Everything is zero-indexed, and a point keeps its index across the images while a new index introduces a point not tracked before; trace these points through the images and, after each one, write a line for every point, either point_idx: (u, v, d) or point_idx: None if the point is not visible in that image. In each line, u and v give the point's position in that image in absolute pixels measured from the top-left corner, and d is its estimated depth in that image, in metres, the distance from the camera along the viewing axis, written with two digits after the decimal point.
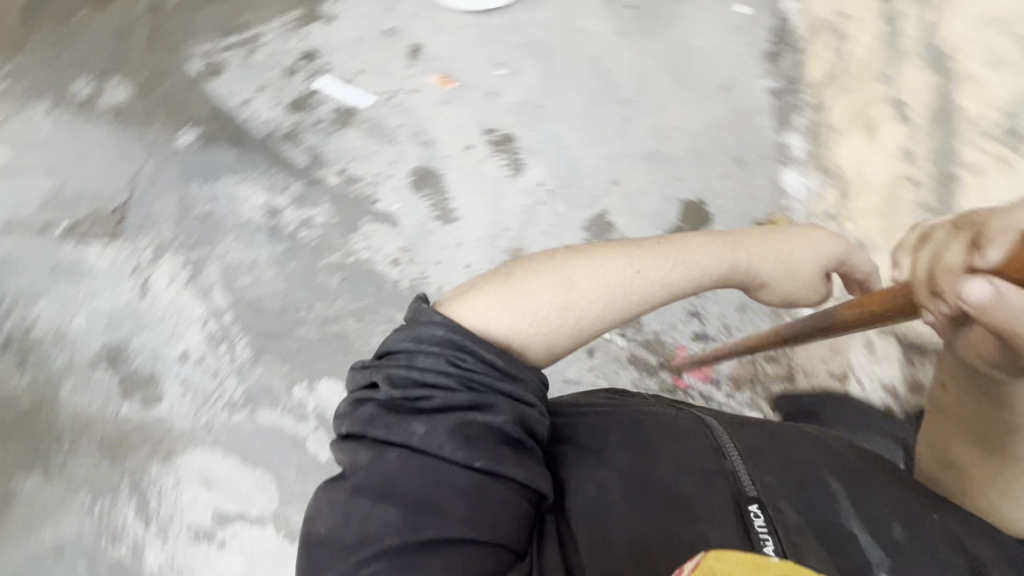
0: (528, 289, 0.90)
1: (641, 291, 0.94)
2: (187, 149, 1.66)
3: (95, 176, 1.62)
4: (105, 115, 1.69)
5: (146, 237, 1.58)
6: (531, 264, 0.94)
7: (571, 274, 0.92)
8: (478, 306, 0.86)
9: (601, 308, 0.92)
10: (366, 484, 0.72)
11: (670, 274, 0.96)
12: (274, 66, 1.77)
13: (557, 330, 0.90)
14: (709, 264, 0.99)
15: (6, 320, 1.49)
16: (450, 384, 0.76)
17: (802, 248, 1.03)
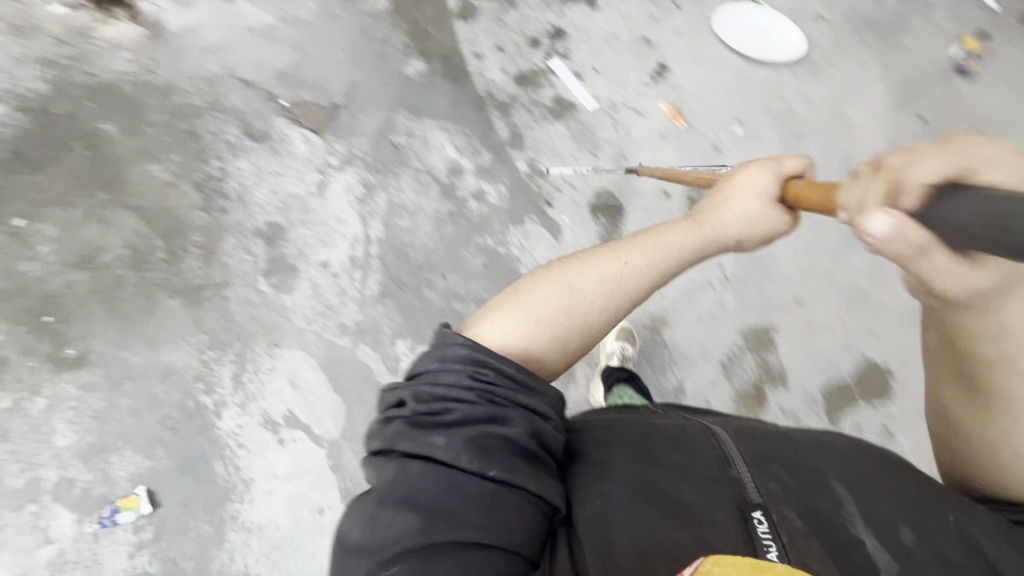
0: (529, 301, 0.83)
1: (634, 275, 0.86)
2: (412, 79, 1.70)
3: (329, 70, 1.72)
4: (361, 19, 1.78)
5: (343, 144, 1.66)
6: (526, 283, 0.87)
7: (567, 277, 0.85)
8: (493, 325, 0.81)
9: (602, 298, 0.85)
10: (389, 493, 0.67)
11: (645, 253, 0.88)
12: (521, 33, 1.74)
13: (565, 330, 0.82)
14: (675, 249, 0.90)
15: (210, 162, 1.66)
16: (470, 397, 0.71)
17: (736, 198, 0.92)
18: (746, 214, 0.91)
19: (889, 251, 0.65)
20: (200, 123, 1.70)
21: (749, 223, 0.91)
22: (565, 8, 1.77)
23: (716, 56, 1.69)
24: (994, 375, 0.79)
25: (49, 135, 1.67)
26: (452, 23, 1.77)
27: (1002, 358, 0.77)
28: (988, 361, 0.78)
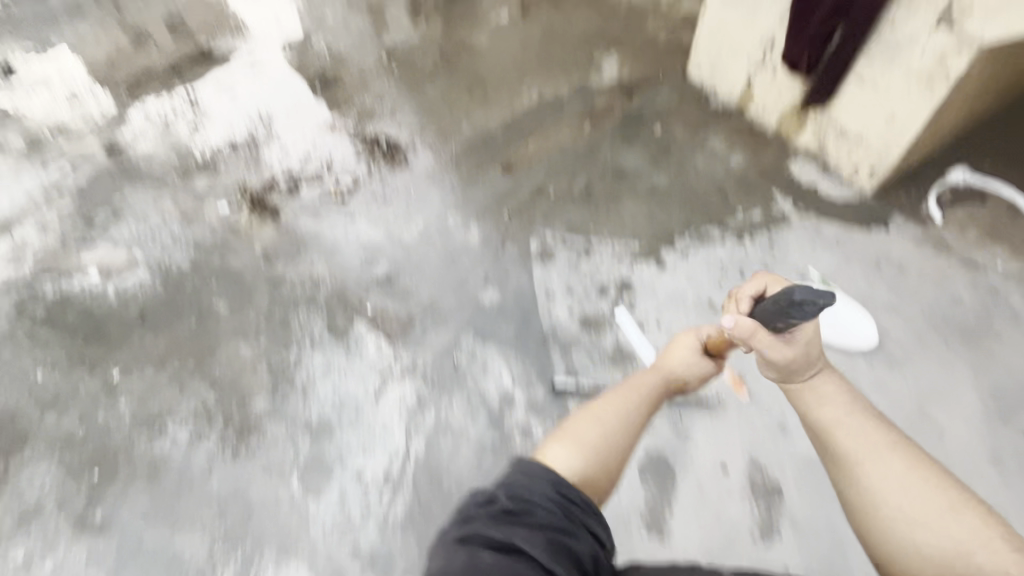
0: (578, 436, 1.22)
1: (636, 409, 1.32)
2: (485, 306, 1.87)
3: (415, 288, 1.95)
4: (453, 250, 2.05)
5: (409, 355, 1.78)
6: (570, 426, 1.26)
7: (594, 415, 1.27)
8: (557, 455, 1.18)
9: (623, 424, 1.28)
10: (472, 558, 0.86)
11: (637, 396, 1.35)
12: (592, 280, 1.91)
13: (606, 452, 1.21)
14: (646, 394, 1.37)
15: (289, 350, 1.82)
16: (552, 508, 0.97)
17: (675, 354, 1.43)
18: (683, 362, 1.40)
19: (746, 338, 1.09)
20: (294, 314, 1.91)
21: (690, 369, 1.40)
22: (637, 264, 1.93)
23: None
24: (840, 447, 1.03)
25: (175, 306, 1.98)
26: (532, 262, 1.97)
27: (841, 431, 1.05)
28: (836, 437, 1.05)
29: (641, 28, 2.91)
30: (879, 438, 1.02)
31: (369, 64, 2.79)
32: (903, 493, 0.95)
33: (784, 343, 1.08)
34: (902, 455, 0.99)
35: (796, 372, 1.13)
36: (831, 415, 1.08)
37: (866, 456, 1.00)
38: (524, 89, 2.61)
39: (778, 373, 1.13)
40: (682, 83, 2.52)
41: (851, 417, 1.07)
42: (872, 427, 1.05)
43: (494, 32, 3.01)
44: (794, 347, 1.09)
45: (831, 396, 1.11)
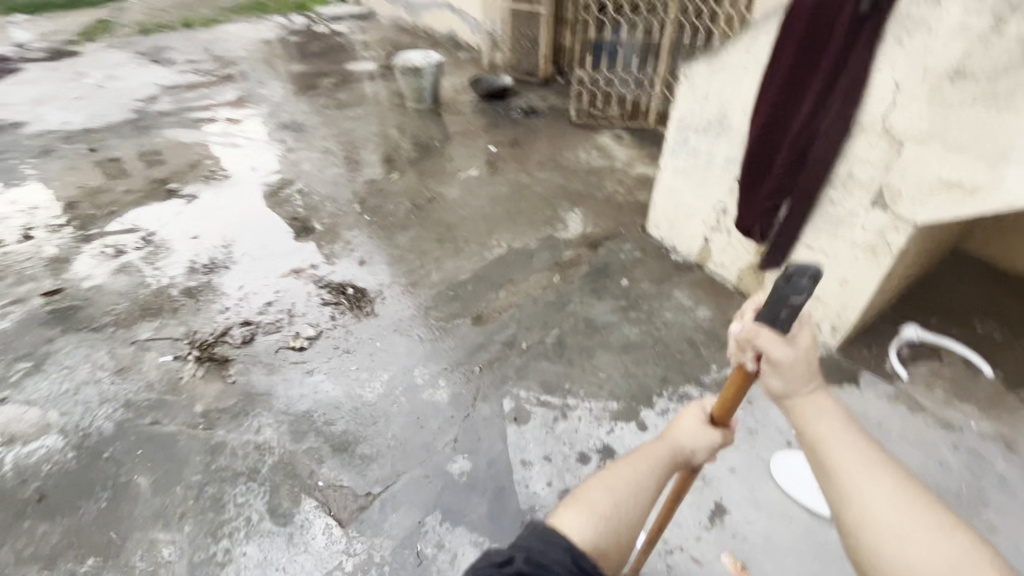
0: (588, 501, 1.08)
1: (647, 481, 1.17)
2: (454, 478, 1.68)
3: (375, 455, 1.75)
4: (419, 408, 1.90)
5: (364, 544, 1.54)
6: (580, 491, 1.12)
7: (604, 481, 1.13)
8: (565, 521, 1.05)
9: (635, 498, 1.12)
10: None
11: (646, 465, 1.19)
12: (570, 445, 1.77)
13: (619, 520, 1.07)
14: (655, 463, 1.21)
15: (221, 541, 1.56)
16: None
17: (683, 426, 1.27)
18: (693, 435, 1.24)
19: (760, 345, 0.96)
20: (230, 492, 1.67)
21: (697, 441, 1.24)
22: (615, 425, 1.83)
23: (780, 504, 1.61)
24: (832, 458, 0.93)
25: (85, 484, 1.69)
26: (504, 424, 1.84)
27: (834, 444, 0.94)
28: (829, 450, 0.94)
29: (601, 188, 3.17)
30: (869, 451, 0.93)
31: (337, 218, 2.95)
32: (893, 508, 0.85)
33: (788, 346, 0.95)
34: (894, 476, 0.89)
35: (794, 385, 0.99)
36: (825, 431, 0.95)
37: (857, 468, 0.90)
38: (493, 243, 2.72)
39: (779, 385, 0.99)
40: (643, 240, 2.68)
41: (842, 430, 0.96)
42: (863, 442, 0.95)
43: (464, 187, 3.19)
44: (798, 353, 0.97)
45: (827, 411, 0.98)
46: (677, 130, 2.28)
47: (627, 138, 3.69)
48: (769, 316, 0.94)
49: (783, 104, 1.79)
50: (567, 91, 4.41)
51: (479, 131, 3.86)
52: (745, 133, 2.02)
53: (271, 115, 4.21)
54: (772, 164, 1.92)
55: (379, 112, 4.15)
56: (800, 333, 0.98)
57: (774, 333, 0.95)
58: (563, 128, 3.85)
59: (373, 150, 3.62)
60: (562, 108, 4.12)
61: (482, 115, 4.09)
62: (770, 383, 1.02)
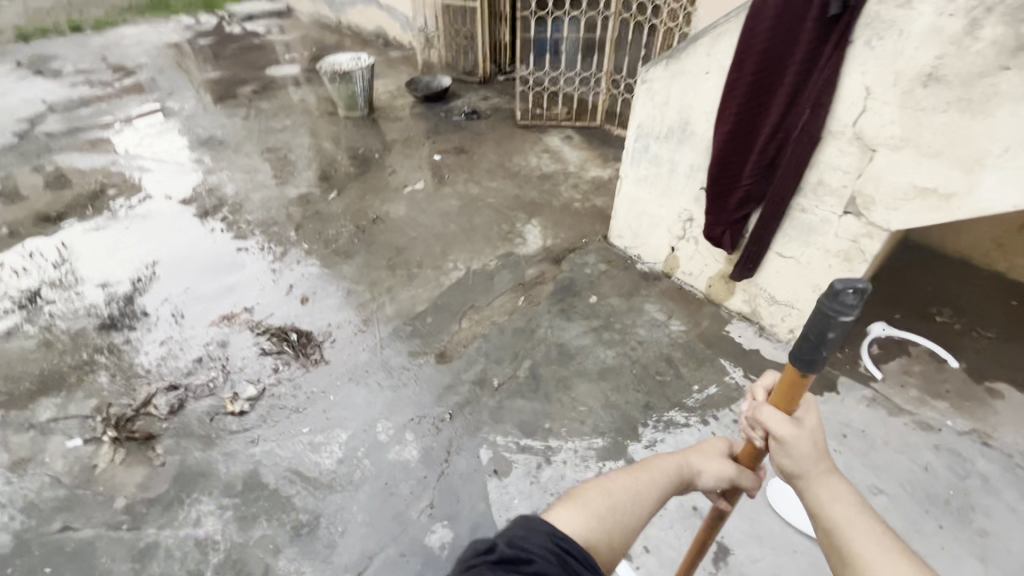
0: (583, 499, 1.00)
1: (648, 495, 1.05)
2: (435, 553, 1.50)
3: (341, 535, 1.54)
4: (386, 470, 1.69)
5: None
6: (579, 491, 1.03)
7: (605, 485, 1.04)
8: (558, 515, 0.97)
9: (632, 509, 1.01)
10: None
11: (652, 480, 1.07)
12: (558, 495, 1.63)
13: (610, 526, 0.97)
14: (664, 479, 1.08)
15: None
16: (550, 559, 0.84)
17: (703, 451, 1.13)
18: (711, 460, 1.09)
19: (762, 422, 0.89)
20: None
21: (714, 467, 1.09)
22: (604, 466, 1.71)
23: (782, 535, 1.53)
24: (847, 548, 0.82)
25: None
26: (485, 479, 1.67)
27: (849, 530, 0.82)
28: (846, 538, 0.82)
29: (556, 195, 3.02)
30: (886, 539, 0.81)
31: (271, 249, 2.63)
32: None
33: (793, 426, 0.88)
34: (918, 566, 0.77)
35: (804, 466, 0.87)
36: (837, 515, 0.84)
37: (870, 554, 0.79)
38: (449, 265, 2.51)
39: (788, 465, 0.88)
40: (607, 250, 2.56)
41: (856, 513, 0.84)
42: (882, 529, 0.83)
43: (411, 204, 2.95)
44: (803, 435, 0.87)
45: (839, 492, 0.86)
46: (637, 137, 2.16)
47: (576, 139, 3.56)
48: (806, 353, 0.79)
49: (750, 112, 1.70)
50: (509, 90, 4.23)
51: (421, 138, 3.61)
52: (709, 140, 1.92)
53: (184, 131, 3.77)
54: (741, 172, 1.83)
55: (307, 122, 3.80)
56: (805, 412, 0.89)
57: (777, 410, 0.88)
58: (509, 132, 3.66)
59: (305, 166, 3.29)
60: (506, 109, 3.93)
61: (422, 120, 3.83)
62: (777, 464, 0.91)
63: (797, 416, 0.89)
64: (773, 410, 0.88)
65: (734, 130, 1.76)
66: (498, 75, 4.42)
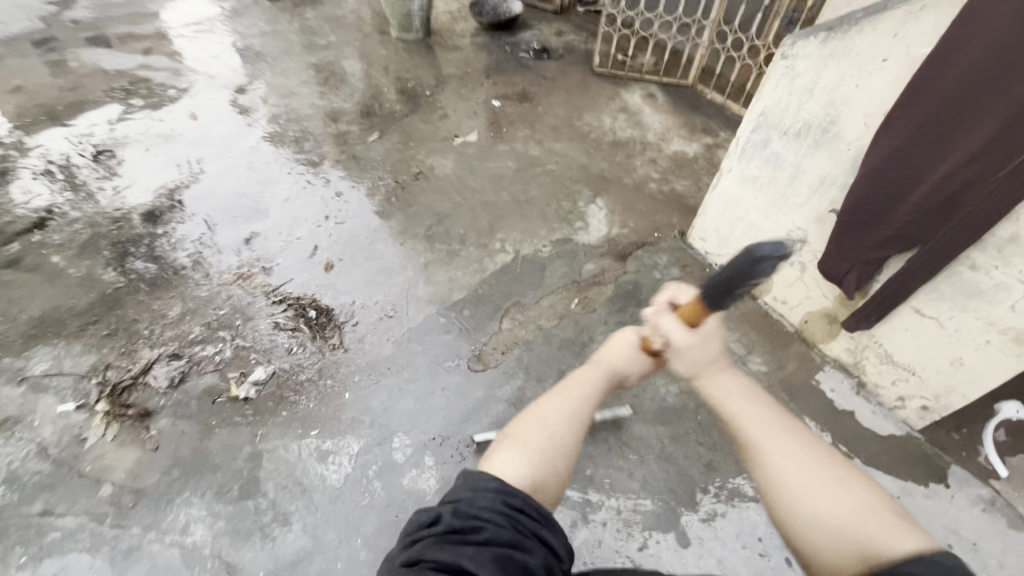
0: (519, 441, 1.02)
1: (579, 410, 1.11)
2: None
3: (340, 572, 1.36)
4: (397, 499, 1.48)
5: None
6: (510, 432, 1.06)
7: (537, 418, 1.07)
8: (498, 466, 0.98)
9: (571, 432, 1.07)
10: None
11: (578, 393, 1.13)
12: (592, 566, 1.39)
13: (551, 457, 1.01)
14: (592, 391, 1.15)
15: None
16: (499, 522, 0.81)
17: (615, 347, 1.20)
18: (629, 358, 1.17)
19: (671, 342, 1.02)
20: None
21: (633, 364, 1.17)
22: (649, 537, 1.45)
23: None
24: (743, 430, 0.98)
25: None
26: None
27: (748, 421, 0.99)
28: (747, 429, 0.98)
29: (630, 170, 2.56)
30: (772, 421, 0.97)
31: (297, 197, 2.32)
32: (800, 467, 0.90)
33: (687, 333, 1.02)
34: (797, 440, 0.94)
35: (700, 363, 1.03)
36: (733, 408, 1.01)
37: (765, 438, 0.95)
38: (496, 246, 2.16)
39: (686, 365, 1.04)
40: (683, 254, 2.17)
41: (748, 402, 1.01)
42: (772, 417, 0.99)
43: (460, 160, 2.56)
44: (700, 340, 1.00)
45: (730, 390, 1.03)
46: (755, 128, 1.70)
47: (660, 100, 3.02)
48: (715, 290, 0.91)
49: (936, 132, 1.23)
50: (588, 27, 3.62)
51: (480, 75, 3.12)
52: (860, 151, 1.46)
53: (220, 34, 3.36)
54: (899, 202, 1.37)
55: (355, 41, 3.34)
56: (707, 322, 1.00)
57: (679, 322, 1.02)
58: (582, 81, 3.13)
59: (346, 96, 2.89)
60: (583, 51, 3.36)
61: (483, 54, 3.32)
62: (680, 369, 1.07)
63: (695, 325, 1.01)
64: (672, 322, 1.03)
65: (900, 152, 1.31)
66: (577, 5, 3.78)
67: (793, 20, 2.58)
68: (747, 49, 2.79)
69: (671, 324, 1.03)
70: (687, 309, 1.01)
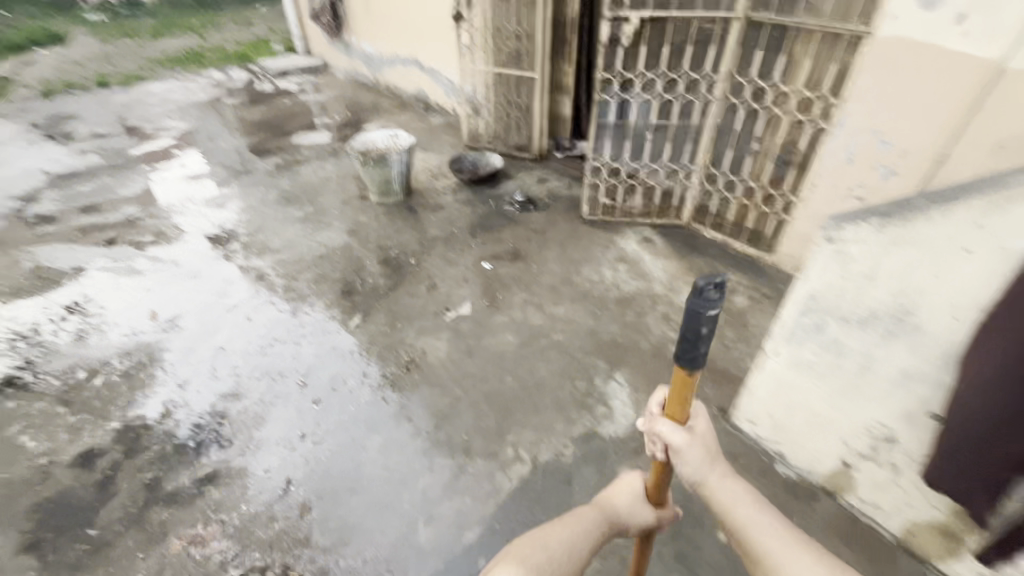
0: (527, 558, 1.19)
1: (580, 541, 1.28)
2: None
3: None
4: None
5: None
6: (520, 546, 1.23)
7: (542, 539, 1.25)
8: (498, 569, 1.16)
9: (569, 556, 1.24)
10: None
11: (579, 527, 1.30)
12: None
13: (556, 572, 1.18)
14: (591, 527, 1.31)
15: None
16: None
17: (619, 494, 1.40)
18: (625, 503, 1.36)
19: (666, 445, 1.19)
20: None
21: (635, 511, 1.36)
22: None
23: None
24: (748, 536, 1.13)
25: None
26: None
27: (753, 527, 1.13)
28: (749, 536, 1.13)
29: (644, 331, 2.31)
30: (782, 531, 1.12)
31: (269, 412, 1.97)
32: (791, 563, 1.06)
33: (686, 436, 1.16)
34: (809, 552, 1.07)
35: (703, 471, 1.19)
36: (737, 516, 1.16)
37: (762, 534, 1.12)
38: (508, 454, 1.80)
39: (688, 474, 1.20)
40: (730, 440, 1.85)
41: (755, 510, 1.17)
42: (766, 517, 1.15)
43: (455, 338, 2.28)
44: (694, 442, 1.17)
45: (729, 489, 1.19)
46: (804, 310, 1.45)
47: (657, 244, 2.88)
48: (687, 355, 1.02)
49: None
50: (568, 172, 3.61)
51: (466, 233, 2.98)
52: (952, 348, 1.20)
53: (192, 213, 3.24)
54: (983, 428, 1.08)
55: (333, 209, 3.24)
56: (694, 424, 1.21)
57: (670, 421, 1.18)
58: (573, 230, 3.01)
59: (325, 273, 2.68)
60: (569, 198, 3.29)
61: (467, 210, 3.22)
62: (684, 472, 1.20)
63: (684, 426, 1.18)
64: (671, 424, 1.16)
65: (1004, 376, 1.02)
66: (555, 149, 3.81)
67: (784, 163, 2.46)
68: (740, 190, 2.68)
69: (668, 428, 1.17)
70: (675, 400, 1.13)
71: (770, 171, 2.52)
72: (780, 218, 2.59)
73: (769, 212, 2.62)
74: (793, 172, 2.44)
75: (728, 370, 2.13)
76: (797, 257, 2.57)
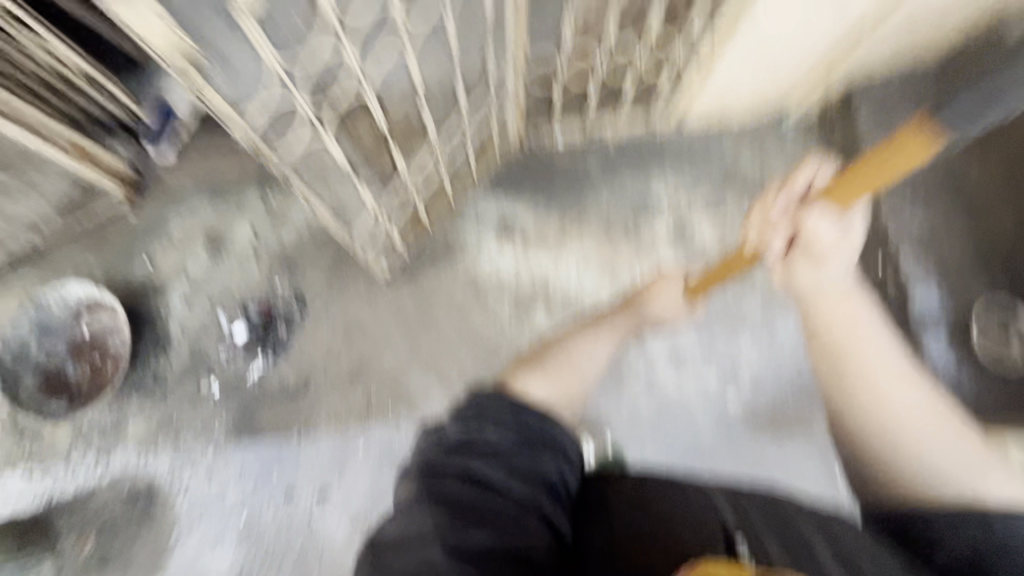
0: (544, 363, 1.00)
1: (606, 344, 1.10)
2: None
3: None
4: None
5: None
6: (542, 352, 1.03)
7: (564, 345, 1.05)
8: (526, 382, 0.94)
9: (592, 361, 1.06)
10: (438, 489, 0.72)
11: (603, 326, 1.12)
12: None
13: (578, 383, 1.00)
14: (623, 328, 1.13)
15: None
16: (511, 434, 0.80)
17: (659, 292, 1.11)
18: (666, 302, 1.11)
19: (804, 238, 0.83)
20: None
21: (668, 312, 1.13)
22: None
23: None
24: (838, 345, 0.90)
25: None
26: None
27: (858, 346, 0.89)
28: (851, 350, 0.89)
29: (685, 415, 1.50)
30: (886, 354, 0.89)
31: None
32: (909, 408, 0.87)
33: (840, 229, 0.82)
34: (907, 375, 0.89)
35: (829, 270, 0.86)
36: (842, 332, 0.90)
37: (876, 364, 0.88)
38: None
39: (807, 271, 0.87)
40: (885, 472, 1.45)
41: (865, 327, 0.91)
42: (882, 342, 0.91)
43: None
44: (843, 240, 0.83)
45: (849, 312, 0.90)
46: None
47: (527, 220, 1.62)
48: (949, 127, 0.60)
49: None
50: (224, 171, 1.62)
51: (274, 501, 1.45)
52: None
53: None
54: None
55: None
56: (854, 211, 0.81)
57: (832, 209, 0.79)
58: (404, 316, 1.56)
59: None
60: (311, 243, 1.59)
61: (197, 442, 1.48)
62: (794, 274, 0.89)
63: (848, 212, 0.80)
64: (831, 214, 0.79)
65: None
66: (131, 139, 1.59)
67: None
68: (603, 68, 1.36)
69: (821, 218, 0.80)
70: (855, 185, 0.74)
71: (654, 21, 1.17)
72: (679, 72, 1.40)
73: (659, 75, 1.41)
74: (699, 7, 1.14)
75: (803, 371, 1.50)
76: (714, 108, 1.54)
